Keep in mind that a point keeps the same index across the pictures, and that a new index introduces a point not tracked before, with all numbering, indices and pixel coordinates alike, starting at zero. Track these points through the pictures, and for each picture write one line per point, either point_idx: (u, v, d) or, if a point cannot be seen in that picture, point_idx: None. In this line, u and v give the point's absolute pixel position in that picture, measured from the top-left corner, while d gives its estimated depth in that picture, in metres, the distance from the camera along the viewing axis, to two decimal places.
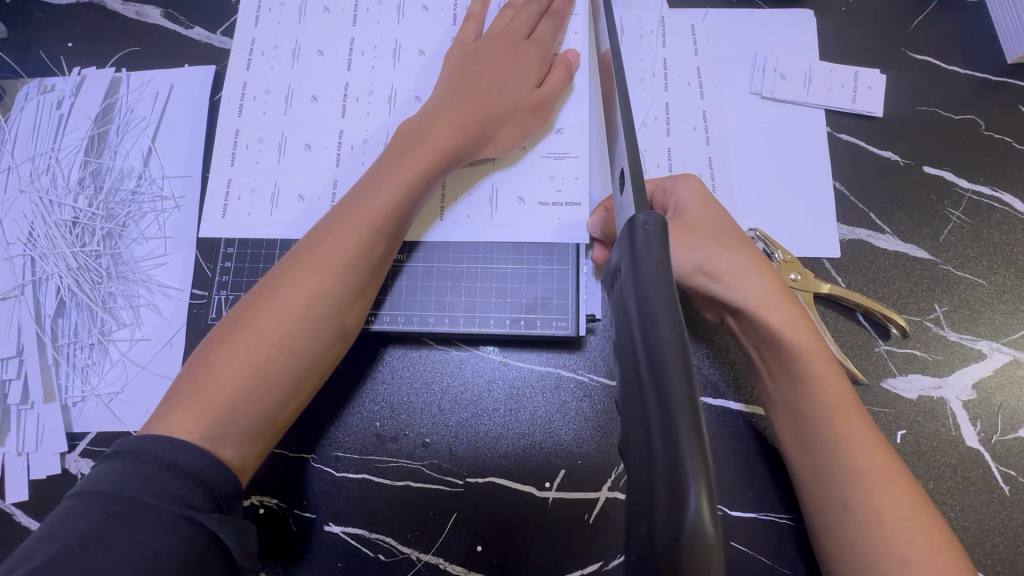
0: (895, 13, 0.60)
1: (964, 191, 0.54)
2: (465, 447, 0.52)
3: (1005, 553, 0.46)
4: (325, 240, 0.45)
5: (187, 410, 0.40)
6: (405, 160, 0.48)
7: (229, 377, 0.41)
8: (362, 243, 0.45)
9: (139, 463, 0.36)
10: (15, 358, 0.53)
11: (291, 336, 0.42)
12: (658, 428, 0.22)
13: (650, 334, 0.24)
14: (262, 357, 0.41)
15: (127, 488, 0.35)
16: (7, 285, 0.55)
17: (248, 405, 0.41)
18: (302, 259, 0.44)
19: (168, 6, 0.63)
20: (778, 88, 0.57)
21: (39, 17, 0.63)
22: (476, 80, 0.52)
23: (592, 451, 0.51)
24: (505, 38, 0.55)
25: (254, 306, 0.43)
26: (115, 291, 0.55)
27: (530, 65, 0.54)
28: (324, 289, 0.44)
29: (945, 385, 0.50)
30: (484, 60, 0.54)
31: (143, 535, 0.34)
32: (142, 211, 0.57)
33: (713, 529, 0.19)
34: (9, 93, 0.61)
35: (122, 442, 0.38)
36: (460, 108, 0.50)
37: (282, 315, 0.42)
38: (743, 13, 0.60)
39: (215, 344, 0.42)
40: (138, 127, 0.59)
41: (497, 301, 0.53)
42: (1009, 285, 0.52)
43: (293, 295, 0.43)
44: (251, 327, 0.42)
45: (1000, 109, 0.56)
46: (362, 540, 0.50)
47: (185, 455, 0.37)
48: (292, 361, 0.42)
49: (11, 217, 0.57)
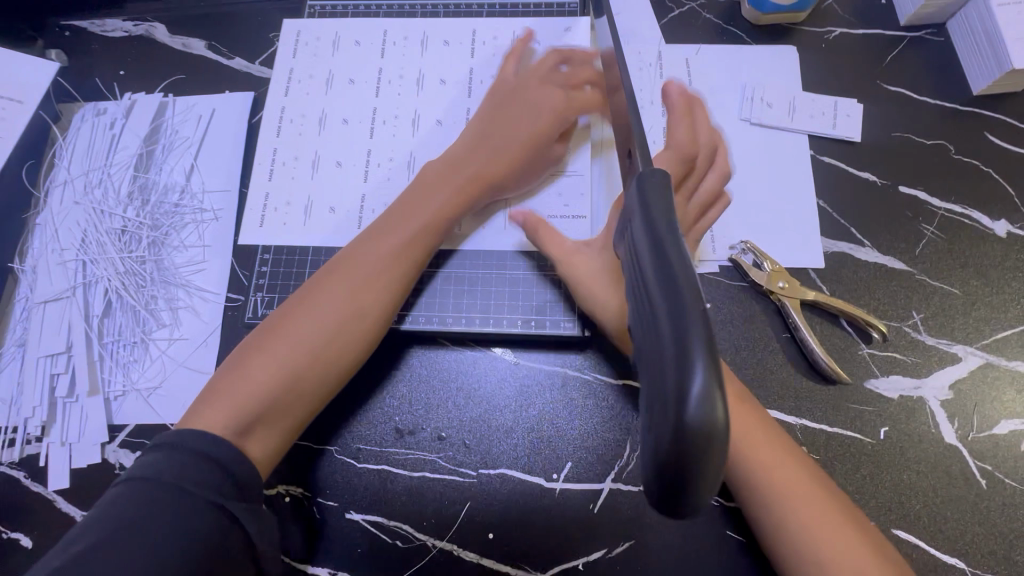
0: (870, 49, 0.66)
1: (936, 208, 0.60)
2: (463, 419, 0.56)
3: (983, 543, 0.50)
4: (361, 259, 0.51)
5: (224, 408, 0.44)
6: (435, 194, 0.55)
7: (266, 374, 0.45)
8: (395, 269, 0.51)
9: (177, 455, 0.40)
10: (64, 354, 0.58)
11: (324, 346, 0.47)
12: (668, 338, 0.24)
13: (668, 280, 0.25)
14: (295, 358, 0.46)
15: (167, 475, 0.39)
16: (59, 286, 0.60)
17: (277, 402, 0.45)
18: (340, 271, 0.50)
19: (212, 39, 0.70)
20: (765, 115, 0.63)
21: (95, 48, 0.70)
22: (498, 118, 0.59)
23: (661, 324, 0.24)
24: (534, 83, 0.60)
25: (292, 313, 0.48)
26: (158, 295, 0.60)
27: (556, 106, 0.59)
28: (357, 299, 0.49)
29: (924, 385, 0.54)
30: (500, 98, 0.60)
31: (181, 517, 0.37)
32: (184, 222, 0.62)
33: (713, 425, 0.22)
34: (66, 115, 0.67)
35: (166, 437, 0.41)
36: (483, 153, 0.57)
37: (316, 321, 0.48)
38: (732, 48, 0.66)
39: (256, 345, 0.47)
40: (182, 146, 0.65)
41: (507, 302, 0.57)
42: (981, 293, 0.57)
43: (331, 303, 0.48)
44: (287, 336, 0.47)
45: (967, 134, 0.62)
46: (380, 527, 0.53)
47: (218, 448, 0.41)
48: (321, 362, 0.47)
49: (65, 226, 0.62)
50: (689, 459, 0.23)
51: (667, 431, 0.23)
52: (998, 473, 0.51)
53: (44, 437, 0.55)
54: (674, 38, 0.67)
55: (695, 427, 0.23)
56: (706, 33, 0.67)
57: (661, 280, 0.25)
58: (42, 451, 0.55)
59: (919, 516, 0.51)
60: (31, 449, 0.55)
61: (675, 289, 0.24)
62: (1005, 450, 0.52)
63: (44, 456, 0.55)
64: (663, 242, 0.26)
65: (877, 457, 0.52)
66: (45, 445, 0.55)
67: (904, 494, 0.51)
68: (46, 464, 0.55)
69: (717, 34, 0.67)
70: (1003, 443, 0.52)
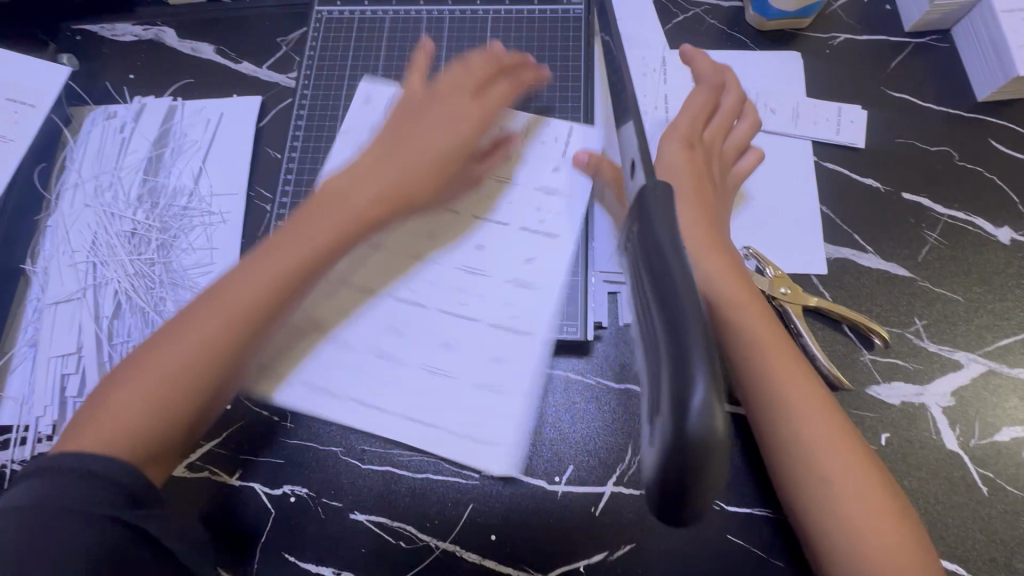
0: (874, 56, 0.66)
1: (940, 215, 0.60)
2: (444, 448, 0.49)
3: (984, 549, 0.50)
4: (244, 278, 0.46)
5: (91, 435, 0.40)
6: (330, 204, 0.49)
7: (127, 411, 0.41)
8: (277, 284, 0.46)
9: (58, 476, 0.38)
10: (74, 354, 0.58)
11: (186, 370, 0.43)
12: (666, 348, 0.24)
13: (668, 292, 0.25)
14: (156, 389, 0.42)
15: (50, 497, 0.37)
16: (70, 288, 0.61)
17: (146, 438, 0.41)
18: (211, 296, 0.45)
19: (220, 43, 0.71)
20: (768, 120, 0.63)
21: (105, 52, 0.71)
22: (412, 130, 0.53)
23: (660, 339, 0.25)
24: (452, 91, 0.55)
25: (156, 345, 0.43)
26: (166, 296, 0.61)
27: (471, 121, 0.54)
28: (224, 326, 0.44)
29: (925, 391, 0.54)
30: (420, 108, 0.55)
31: (72, 535, 0.37)
32: (192, 225, 0.63)
33: (719, 433, 0.23)
34: (77, 117, 0.68)
35: (42, 461, 0.39)
36: (394, 170, 0.51)
37: (179, 350, 0.43)
38: (737, 53, 0.67)
39: (118, 382, 0.43)
40: (190, 150, 0.66)
41: (494, 332, 0.53)
42: (984, 300, 0.57)
43: (193, 332, 0.43)
44: (154, 361, 0.43)
45: (971, 141, 0.62)
46: (384, 527, 0.54)
47: (104, 461, 0.39)
48: (184, 390, 0.42)
49: (76, 228, 0.63)
50: (689, 468, 0.24)
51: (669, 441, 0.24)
52: (999, 480, 0.52)
53: (54, 436, 0.56)
54: (678, 43, 0.68)
55: (695, 438, 0.23)
56: (710, 39, 0.68)
57: (657, 283, 0.26)
58: (53, 450, 0.56)
59: (919, 522, 0.51)
60: (42, 447, 0.56)
61: (671, 305, 0.25)
62: (1007, 457, 0.52)
63: None
64: (664, 250, 0.27)
65: None
66: (55, 444, 0.56)
67: None
68: None
69: (721, 39, 0.68)
70: (1005, 451, 0.52)
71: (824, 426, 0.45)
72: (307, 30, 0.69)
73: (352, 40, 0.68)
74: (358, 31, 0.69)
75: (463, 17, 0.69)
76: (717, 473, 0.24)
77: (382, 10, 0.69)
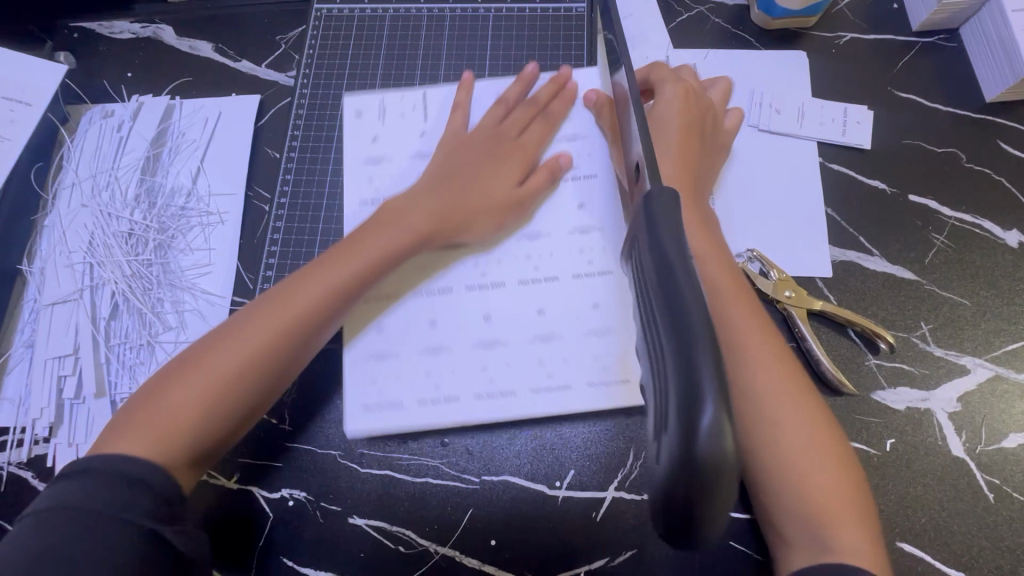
0: (881, 55, 0.65)
1: (947, 218, 0.59)
2: (573, 400, 0.52)
3: (990, 557, 0.49)
4: (299, 288, 0.47)
5: (143, 435, 0.42)
6: (390, 221, 0.51)
7: (183, 410, 0.43)
8: (328, 296, 0.48)
9: (84, 478, 0.39)
10: (71, 356, 0.58)
11: (241, 377, 0.44)
12: (672, 358, 0.24)
13: (673, 299, 0.25)
14: (211, 391, 0.44)
15: (93, 502, 0.38)
16: (66, 289, 0.60)
17: (196, 438, 0.43)
18: (271, 304, 0.47)
19: (219, 41, 0.70)
20: (773, 121, 0.62)
21: (103, 50, 0.70)
22: (472, 157, 0.56)
23: (667, 352, 0.24)
24: (490, 131, 0.57)
25: (215, 346, 0.45)
26: (164, 297, 0.60)
27: (511, 156, 0.56)
28: (283, 336, 0.46)
29: (931, 397, 0.53)
30: (479, 134, 0.57)
31: (108, 543, 0.37)
32: (190, 225, 0.63)
33: (728, 446, 0.22)
34: (74, 116, 0.67)
35: (77, 462, 0.40)
36: (457, 192, 0.53)
37: (238, 356, 0.44)
38: (742, 52, 0.66)
39: (175, 377, 0.44)
40: (188, 149, 0.65)
41: (578, 284, 0.54)
42: (991, 304, 0.56)
43: (253, 338, 0.45)
44: (208, 366, 0.44)
45: (979, 142, 0.61)
46: (383, 532, 0.53)
47: (131, 465, 0.40)
48: (238, 396, 0.44)
49: (73, 228, 0.63)
50: (694, 488, 0.23)
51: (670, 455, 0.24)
52: (1005, 487, 0.51)
53: (51, 438, 0.56)
54: (682, 43, 0.67)
55: (704, 452, 0.22)
56: (714, 38, 0.67)
57: (662, 290, 0.26)
58: (49, 452, 0.56)
59: (923, 529, 0.50)
60: (39, 449, 0.56)
61: (677, 315, 0.24)
62: (1013, 464, 0.52)
63: (51, 457, 0.55)
64: (669, 256, 0.26)
65: (882, 469, 0.52)
66: (52, 446, 0.56)
67: (908, 506, 0.51)
68: (53, 464, 0.55)
69: (725, 39, 0.67)
70: (1012, 457, 0.52)
71: (796, 405, 0.43)
72: (306, 27, 0.69)
73: (352, 38, 0.67)
74: (358, 29, 0.68)
75: (464, 14, 0.68)
76: (729, 488, 0.23)
77: (382, 7, 0.69)
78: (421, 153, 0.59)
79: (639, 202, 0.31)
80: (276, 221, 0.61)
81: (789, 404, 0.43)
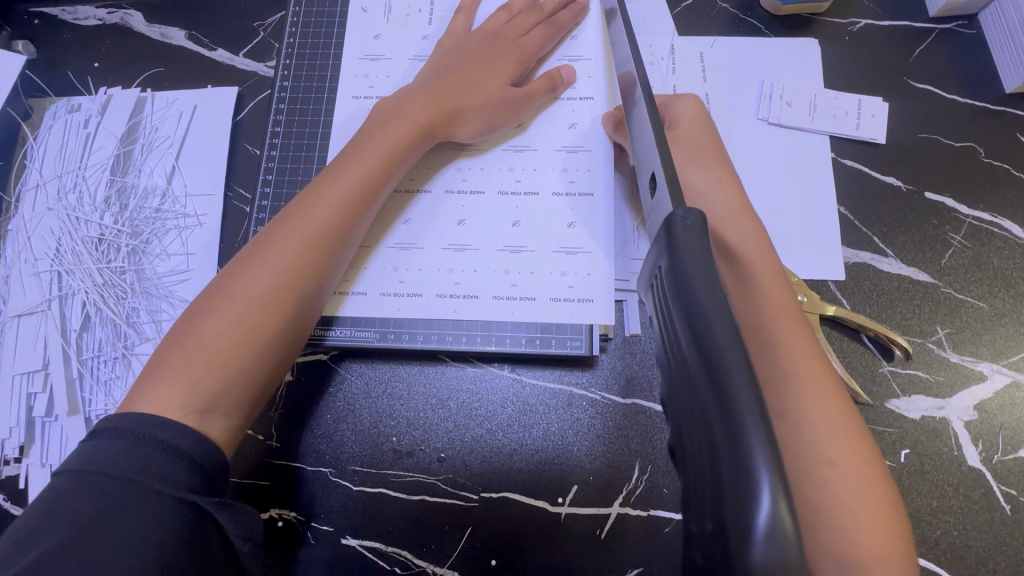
0: (897, 43, 0.62)
1: (964, 216, 0.56)
2: (534, 314, 0.53)
3: (1006, 571, 0.48)
4: (307, 206, 0.46)
5: (174, 384, 0.39)
6: (385, 131, 0.51)
7: (215, 345, 0.41)
8: (338, 211, 0.47)
9: (119, 441, 0.37)
10: (41, 372, 0.54)
11: (270, 299, 0.42)
12: (715, 410, 0.21)
13: (705, 338, 0.22)
14: (243, 321, 0.41)
15: (128, 469, 0.35)
16: (34, 299, 0.56)
17: (235, 380, 0.41)
18: (285, 223, 0.45)
19: (192, 28, 0.65)
20: (783, 114, 0.59)
21: (66, 38, 0.65)
22: (461, 71, 0.55)
23: (710, 410, 0.21)
24: (490, 34, 0.58)
25: (237, 272, 0.43)
26: (139, 306, 0.56)
27: (506, 60, 0.57)
28: (306, 254, 0.44)
29: (947, 405, 0.51)
30: (465, 48, 0.57)
31: (147, 516, 0.35)
32: (166, 228, 0.59)
33: (797, 547, 0.18)
34: (37, 111, 0.63)
35: (106, 421, 0.37)
36: (452, 98, 0.54)
37: (264, 278, 0.43)
38: (751, 39, 0.62)
39: (201, 313, 0.42)
40: (161, 146, 0.61)
41: (556, 202, 0.55)
42: (1009, 307, 0.54)
43: (276, 259, 0.43)
44: (232, 294, 0.42)
45: (999, 136, 0.58)
46: (378, 553, 0.51)
47: (162, 429, 0.37)
48: (275, 322, 0.42)
49: (39, 234, 0.59)
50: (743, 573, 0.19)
51: (715, 540, 0.21)
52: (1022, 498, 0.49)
53: (22, 458, 0.52)
54: (687, 29, 0.63)
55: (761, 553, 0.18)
56: (720, 24, 0.63)
57: (694, 319, 0.23)
58: (21, 474, 0.52)
59: (939, 542, 0.48)
60: (10, 471, 0.52)
61: (715, 366, 0.21)
62: None
63: (23, 478, 0.52)
64: (693, 286, 0.24)
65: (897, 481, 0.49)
66: (24, 467, 0.52)
67: (924, 520, 0.49)
68: (25, 487, 0.52)
69: (733, 25, 0.63)
70: None
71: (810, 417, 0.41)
72: (287, 12, 0.64)
73: (335, 23, 0.62)
74: (341, 10, 0.63)
75: None
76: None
77: None
78: (421, 56, 0.60)
79: (662, 225, 0.28)
80: (257, 223, 0.57)
81: (823, 423, 0.41)
